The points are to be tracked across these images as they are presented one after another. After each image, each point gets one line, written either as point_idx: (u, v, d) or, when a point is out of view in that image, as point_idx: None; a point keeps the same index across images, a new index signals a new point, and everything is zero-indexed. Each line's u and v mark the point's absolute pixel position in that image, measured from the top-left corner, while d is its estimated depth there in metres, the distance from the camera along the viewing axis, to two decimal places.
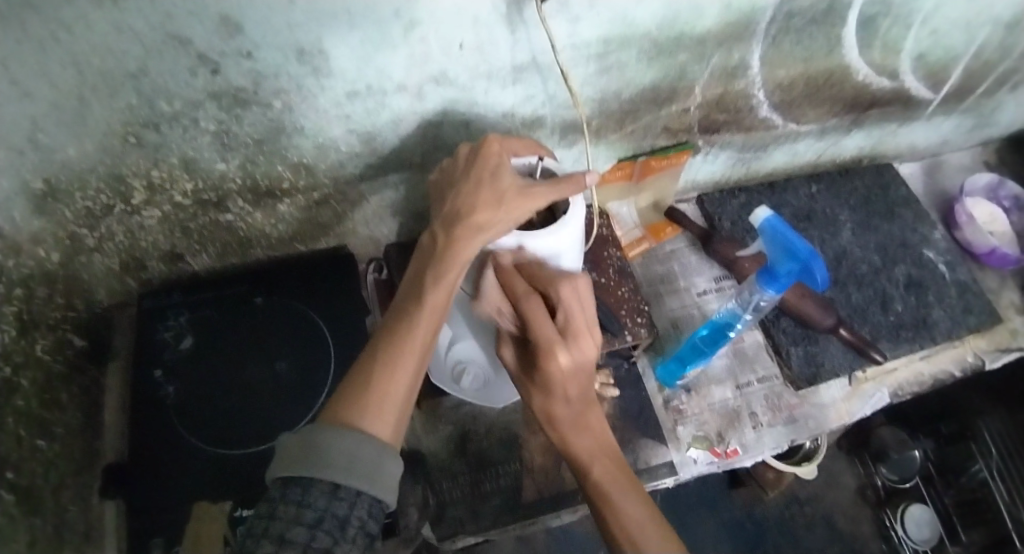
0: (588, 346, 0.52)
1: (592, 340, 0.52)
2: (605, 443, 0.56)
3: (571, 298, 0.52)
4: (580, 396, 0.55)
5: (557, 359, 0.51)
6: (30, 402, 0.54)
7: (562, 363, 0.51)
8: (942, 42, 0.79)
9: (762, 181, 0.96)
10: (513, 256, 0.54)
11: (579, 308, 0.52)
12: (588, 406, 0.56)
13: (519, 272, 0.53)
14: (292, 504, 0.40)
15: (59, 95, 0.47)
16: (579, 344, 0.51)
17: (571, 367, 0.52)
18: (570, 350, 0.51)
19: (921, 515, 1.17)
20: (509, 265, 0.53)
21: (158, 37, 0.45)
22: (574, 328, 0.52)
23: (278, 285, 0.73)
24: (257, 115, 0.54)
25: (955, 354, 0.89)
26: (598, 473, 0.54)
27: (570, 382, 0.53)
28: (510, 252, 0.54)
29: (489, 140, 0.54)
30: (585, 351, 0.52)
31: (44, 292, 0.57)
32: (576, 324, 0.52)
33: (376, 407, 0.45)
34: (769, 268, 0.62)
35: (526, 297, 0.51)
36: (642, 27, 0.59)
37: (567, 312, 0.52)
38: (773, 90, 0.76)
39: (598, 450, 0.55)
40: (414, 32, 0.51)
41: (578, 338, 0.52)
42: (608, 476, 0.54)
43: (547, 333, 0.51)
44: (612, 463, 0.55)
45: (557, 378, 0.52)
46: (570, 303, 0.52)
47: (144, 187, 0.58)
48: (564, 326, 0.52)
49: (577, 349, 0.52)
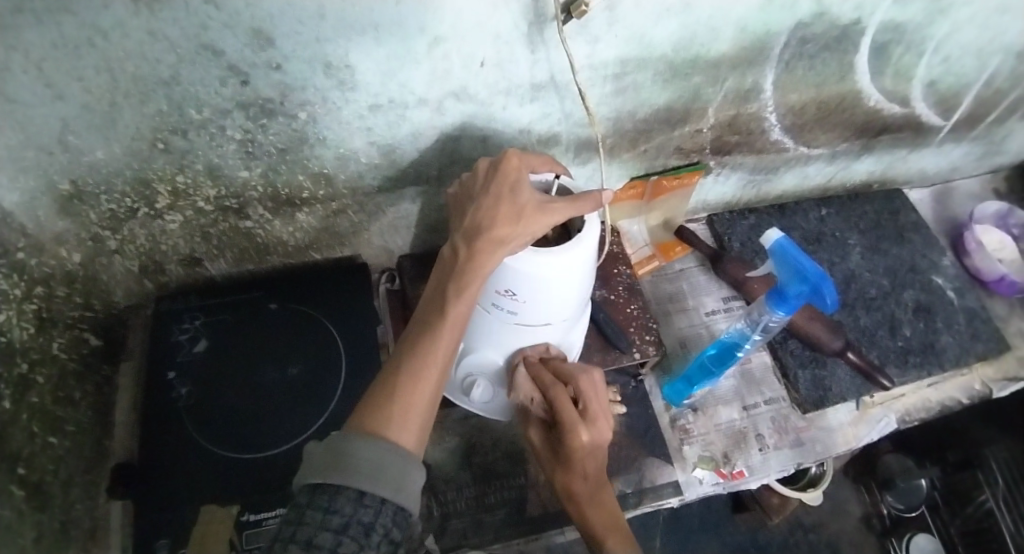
0: (605, 429, 0.59)
1: (608, 424, 0.59)
2: (618, 520, 0.61)
3: (589, 389, 0.60)
4: (595, 475, 0.62)
5: (576, 439, 0.58)
6: (43, 398, 0.55)
7: (583, 442, 0.58)
8: (953, 70, 0.80)
9: (772, 204, 0.97)
10: (541, 354, 0.63)
11: (597, 397, 0.60)
12: (602, 486, 0.63)
13: (544, 364, 0.62)
14: (319, 510, 0.40)
15: (92, 99, 0.49)
16: (598, 428, 0.59)
17: (589, 445, 0.59)
18: (590, 431, 0.58)
19: (927, 544, 1.14)
20: (537, 358, 0.63)
21: (192, 47, 0.47)
22: (593, 414, 0.59)
23: (293, 294, 0.74)
24: (281, 125, 0.56)
25: (962, 381, 0.89)
26: (611, 544, 0.59)
27: (588, 459, 0.60)
28: (539, 347, 0.63)
29: (508, 156, 0.55)
30: (602, 435, 0.59)
31: (63, 290, 0.59)
32: (595, 411, 0.59)
33: (398, 415, 0.45)
34: (778, 289, 0.62)
35: (552, 384, 0.59)
36: (658, 50, 0.61)
37: (587, 400, 0.59)
38: (785, 114, 0.77)
39: (612, 525, 0.60)
40: (437, 49, 0.52)
41: (596, 423, 0.59)
42: (622, 550, 0.58)
43: (568, 414, 0.58)
44: (623, 533, 0.60)
45: (578, 455, 0.60)
46: (589, 394, 0.59)
47: (169, 192, 0.60)
48: (586, 411, 0.59)
49: (595, 431, 0.59)
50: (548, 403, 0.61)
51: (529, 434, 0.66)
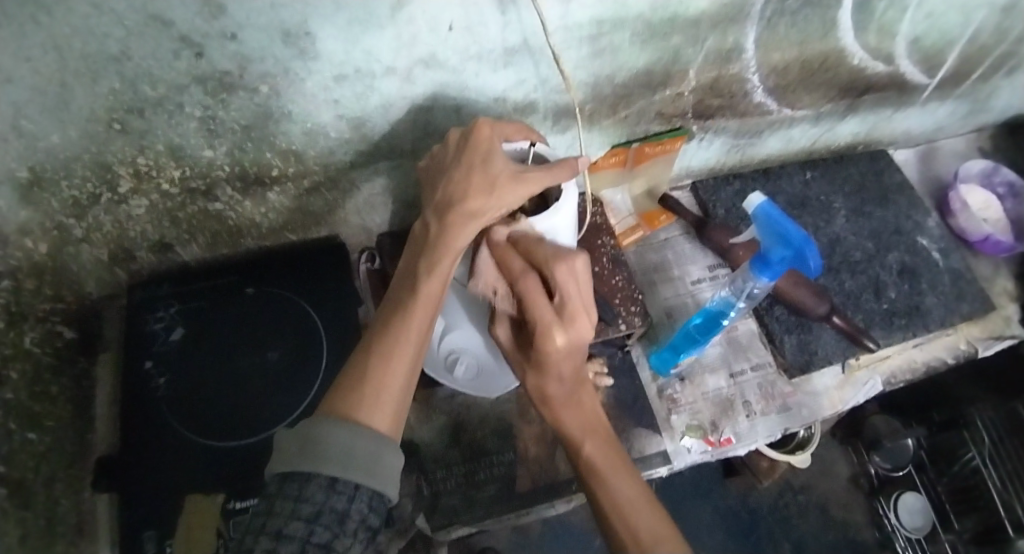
0: (585, 325, 0.50)
1: (588, 319, 0.50)
2: (596, 424, 0.57)
3: (568, 280, 0.48)
4: (572, 374, 0.54)
5: (551, 341, 0.49)
6: (19, 393, 0.53)
7: (558, 344, 0.50)
8: (937, 25, 0.79)
9: (756, 168, 0.96)
10: (507, 231, 0.51)
11: (578, 291, 0.49)
12: (581, 385, 0.57)
13: (512, 248, 0.51)
14: (290, 499, 0.39)
15: (41, 80, 0.46)
16: (577, 328, 0.49)
17: (565, 347, 0.50)
18: (566, 331, 0.49)
19: (914, 502, 1.19)
20: (502, 240, 0.52)
21: (140, 18, 0.44)
22: (571, 309, 0.49)
23: (269, 277, 0.72)
24: (243, 100, 0.53)
25: (948, 341, 0.89)
26: (588, 448, 0.55)
27: (564, 357, 0.51)
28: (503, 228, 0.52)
29: (479, 125, 0.53)
30: (581, 334, 0.50)
31: (32, 283, 0.56)
32: (575, 308, 0.49)
33: (371, 398, 0.44)
34: (762, 255, 0.61)
35: (522, 274, 0.50)
36: (634, 10, 0.58)
37: (565, 295, 0.49)
38: (767, 74, 0.75)
39: (588, 428, 0.56)
40: (402, 13, 0.50)
41: (574, 319, 0.49)
42: (598, 453, 0.54)
43: (540, 312, 0.49)
44: (603, 437, 0.56)
45: (552, 357, 0.51)
46: (567, 286, 0.48)
47: (131, 174, 0.57)
48: (562, 307, 0.49)
49: (573, 329, 0.49)
50: (517, 297, 0.51)
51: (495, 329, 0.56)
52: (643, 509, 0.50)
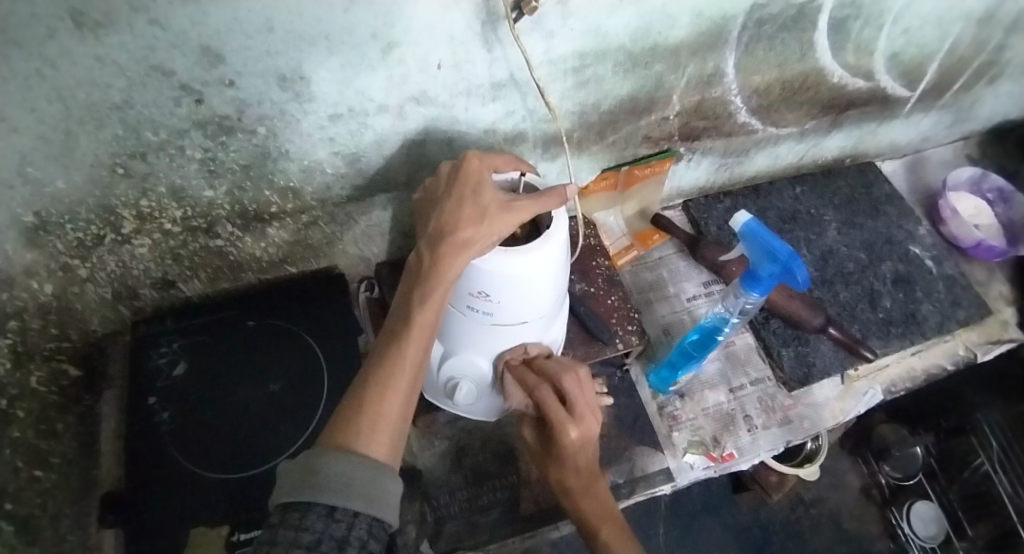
0: (594, 423, 0.59)
1: (596, 419, 0.59)
2: (610, 508, 0.61)
3: (575, 389, 0.60)
4: (587, 469, 0.61)
5: (566, 436, 0.58)
6: (26, 432, 0.54)
7: (573, 437, 0.58)
8: (914, 41, 0.81)
9: (746, 186, 0.97)
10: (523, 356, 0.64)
11: (582, 394, 0.60)
12: (595, 478, 0.62)
13: (527, 366, 0.62)
14: (291, 528, 0.40)
15: (46, 129, 0.48)
16: (586, 423, 0.59)
17: (580, 440, 0.59)
18: (579, 427, 0.58)
19: (927, 511, 1.17)
20: (520, 361, 0.63)
21: (142, 70, 0.46)
22: (580, 411, 0.59)
23: (270, 309, 0.73)
24: (242, 141, 0.55)
25: (947, 348, 0.90)
26: (605, 531, 0.60)
27: (579, 456, 0.60)
28: (519, 350, 0.63)
29: (469, 157, 0.55)
30: (591, 432, 0.59)
31: (37, 322, 0.58)
32: (583, 409, 0.59)
33: (369, 427, 0.45)
34: (751, 271, 0.63)
35: (538, 385, 0.60)
36: (615, 41, 0.61)
37: (573, 398, 0.59)
38: (750, 96, 0.77)
39: (603, 511, 0.61)
40: (392, 54, 0.52)
41: (584, 418, 0.59)
42: (615, 538, 0.59)
43: (554, 411, 0.58)
44: (617, 524, 0.60)
45: (568, 453, 0.60)
46: (575, 394, 0.59)
47: (134, 216, 0.59)
48: (573, 409, 0.59)
49: (584, 426, 0.59)
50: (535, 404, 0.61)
51: (523, 433, 0.66)
52: None
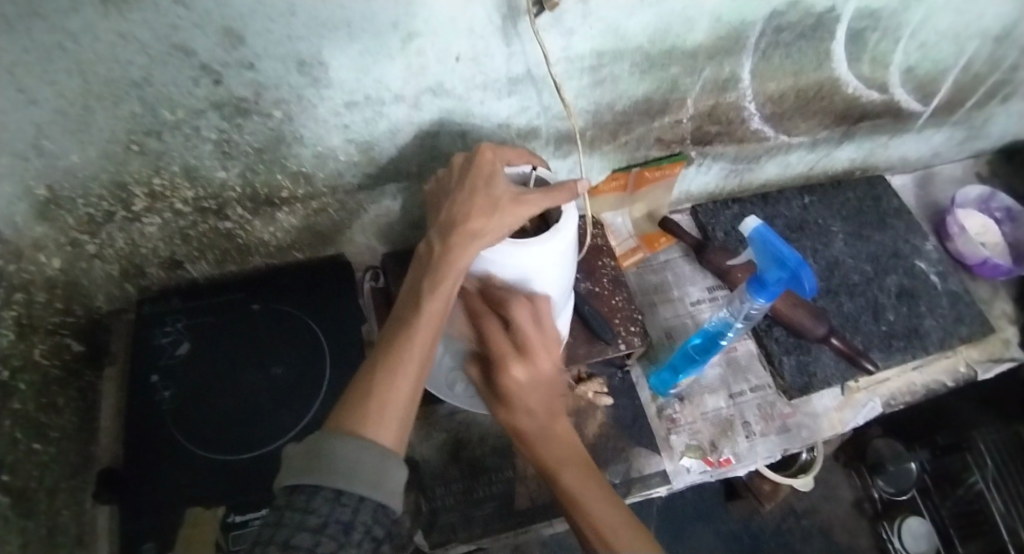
0: (544, 359, 0.54)
1: (548, 354, 0.54)
2: (573, 448, 0.56)
3: (524, 317, 0.54)
4: (544, 410, 0.55)
5: (509, 371, 0.54)
6: (27, 404, 0.54)
7: (516, 375, 0.54)
8: (930, 55, 0.81)
9: (755, 193, 0.97)
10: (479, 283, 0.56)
11: (533, 329, 0.54)
12: (555, 415, 0.56)
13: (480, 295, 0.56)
14: (297, 511, 0.40)
15: (64, 102, 0.48)
16: (535, 359, 0.54)
17: (527, 379, 0.54)
18: (525, 365, 0.54)
19: (918, 527, 1.16)
20: (473, 289, 0.56)
21: (162, 48, 0.47)
22: (531, 347, 0.54)
23: (275, 293, 0.74)
24: (257, 124, 0.55)
25: (947, 364, 0.90)
26: (566, 476, 0.54)
27: (533, 396, 0.54)
28: (472, 278, 0.56)
29: (482, 149, 0.55)
30: (541, 370, 0.54)
31: (43, 296, 0.58)
32: (532, 343, 0.54)
33: (377, 412, 0.46)
34: (758, 276, 0.62)
35: (485, 316, 0.55)
36: (634, 41, 0.61)
37: (523, 331, 0.54)
38: (764, 103, 0.77)
39: (565, 455, 0.55)
40: (412, 44, 0.52)
41: (533, 354, 0.54)
42: (575, 480, 0.54)
43: (500, 344, 0.54)
44: (582, 469, 0.55)
45: (516, 392, 0.54)
46: (523, 322, 0.54)
47: (146, 194, 0.59)
48: (519, 341, 0.54)
49: (530, 362, 0.54)
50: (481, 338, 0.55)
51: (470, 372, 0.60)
52: (625, 535, 0.51)
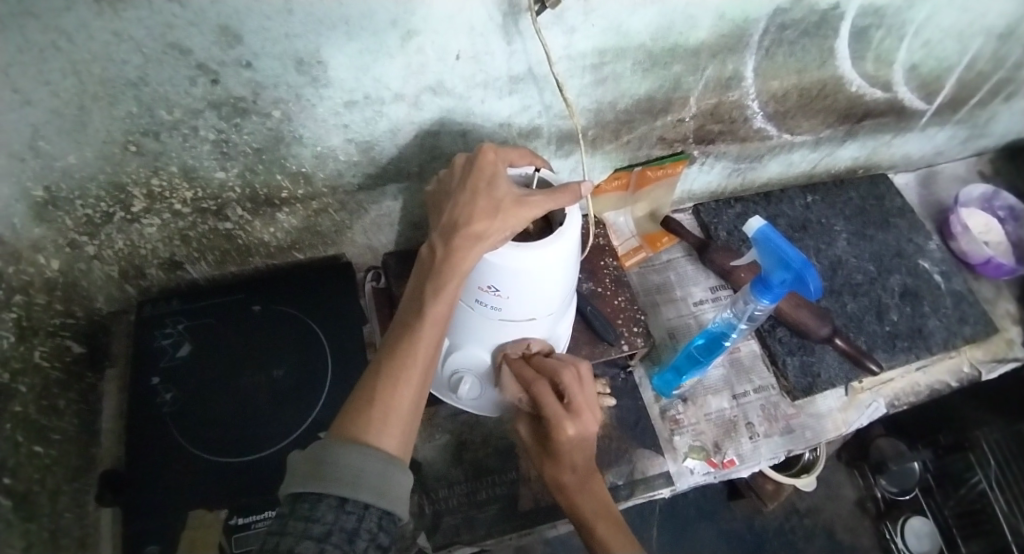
0: (590, 420, 0.58)
1: (594, 416, 0.58)
2: (609, 507, 0.60)
3: (573, 383, 0.58)
4: (583, 465, 0.60)
5: (563, 431, 0.56)
6: (26, 407, 0.54)
7: (568, 433, 0.57)
8: (934, 53, 0.80)
9: (758, 193, 0.97)
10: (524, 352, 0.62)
11: (581, 391, 0.58)
12: (590, 470, 0.61)
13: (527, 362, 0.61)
14: (301, 519, 0.40)
15: (60, 102, 0.48)
16: (583, 419, 0.57)
17: (575, 437, 0.57)
18: (576, 424, 0.57)
19: (921, 527, 1.17)
20: (519, 355, 0.62)
21: (159, 47, 0.46)
22: (579, 408, 0.57)
23: (275, 294, 0.73)
24: (256, 124, 0.55)
25: (951, 364, 0.89)
26: (601, 530, 0.57)
27: (577, 453, 0.58)
28: (520, 344, 0.62)
29: (484, 150, 0.54)
30: (588, 427, 0.58)
31: (43, 298, 0.57)
32: (580, 404, 0.58)
33: (380, 417, 0.45)
34: (762, 277, 0.62)
35: (535, 379, 0.58)
36: (636, 39, 0.60)
37: (571, 394, 0.58)
38: (766, 101, 0.76)
39: (601, 510, 0.59)
40: (412, 42, 0.52)
41: (581, 414, 0.57)
42: (613, 536, 0.57)
43: (553, 406, 0.57)
44: (616, 524, 0.59)
45: (565, 449, 0.58)
46: (573, 388, 0.58)
47: (145, 195, 0.59)
48: (568, 403, 0.58)
49: (581, 422, 0.57)
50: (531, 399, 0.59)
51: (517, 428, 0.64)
52: None
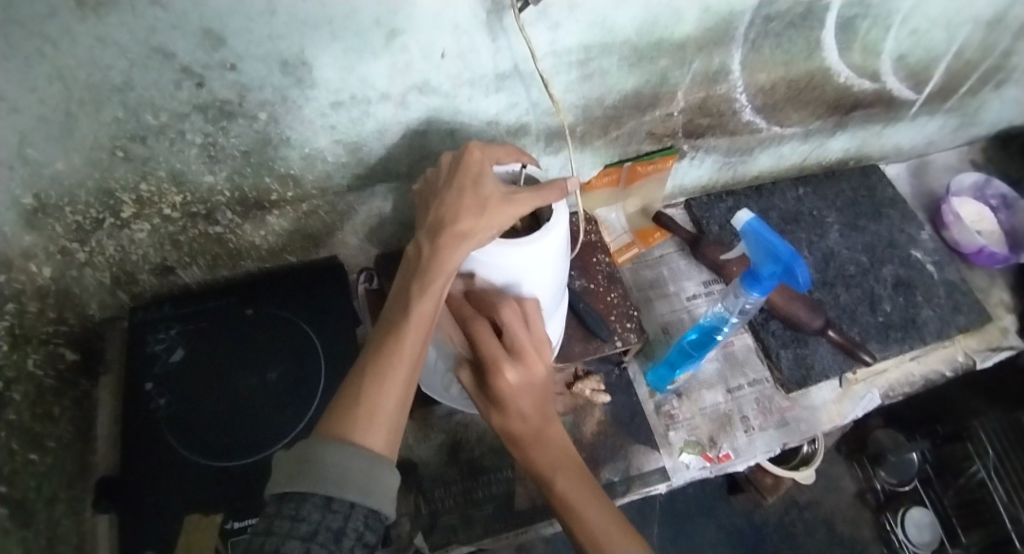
0: (534, 361, 0.54)
1: (539, 357, 0.55)
2: (564, 453, 0.56)
3: (513, 320, 0.54)
4: (534, 410, 0.55)
5: (503, 376, 0.53)
6: (20, 415, 0.54)
7: (510, 378, 0.53)
8: (921, 42, 0.80)
9: (749, 186, 0.97)
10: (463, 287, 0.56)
11: (524, 331, 0.54)
12: (546, 416, 0.56)
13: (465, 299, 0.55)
14: (287, 518, 0.40)
15: (46, 109, 0.48)
16: (526, 362, 0.54)
17: (519, 381, 0.54)
18: (518, 368, 0.53)
19: (921, 517, 1.17)
20: (460, 294, 0.56)
21: (143, 51, 0.46)
22: (523, 350, 0.54)
23: (268, 296, 0.73)
24: (243, 127, 0.55)
25: (946, 353, 0.90)
26: (561, 483, 0.54)
27: (525, 399, 0.55)
28: (461, 284, 0.56)
29: (471, 148, 0.54)
30: (532, 371, 0.54)
31: (34, 306, 0.57)
32: (522, 345, 0.54)
33: (368, 416, 0.45)
34: (752, 270, 0.62)
35: (472, 320, 0.54)
36: (621, 34, 0.60)
37: (512, 334, 0.54)
38: (755, 94, 0.77)
39: (555, 458, 0.56)
40: (396, 41, 0.52)
41: (524, 355, 0.54)
42: (569, 486, 0.54)
43: (491, 348, 0.53)
44: (573, 471, 0.55)
45: (509, 394, 0.54)
46: (512, 325, 0.53)
47: (134, 201, 0.59)
48: (510, 344, 0.54)
49: (523, 365, 0.54)
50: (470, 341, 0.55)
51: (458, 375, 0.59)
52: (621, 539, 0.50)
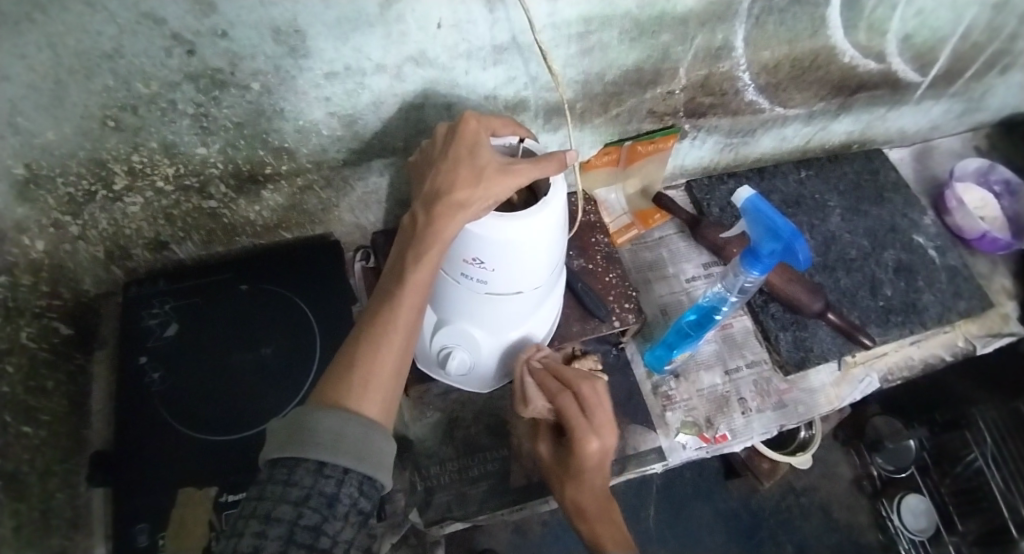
0: (613, 437, 0.60)
1: (616, 432, 0.60)
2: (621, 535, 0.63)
3: (595, 398, 0.60)
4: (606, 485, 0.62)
5: (586, 446, 0.58)
6: (14, 388, 0.53)
7: (591, 448, 0.59)
8: (927, 22, 0.79)
9: (751, 168, 0.96)
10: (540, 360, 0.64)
11: (604, 408, 0.60)
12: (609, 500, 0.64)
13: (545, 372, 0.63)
14: (279, 483, 0.40)
15: (36, 77, 0.47)
16: (606, 436, 0.59)
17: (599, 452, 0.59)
18: (599, 441, 0.59)
19: (918, 504, 1.17)
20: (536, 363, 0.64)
21: (132, 16, 0.45)
22: (603, 425, 0.59)
23: (263, 272, 0.73)
24: (235, 97, 0.54)
25: (945, 338, 0.89)
26: None
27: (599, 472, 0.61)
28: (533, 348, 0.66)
29: (466, 118, 0.53)
30: (610, 444, 0.60)
31: (27, 279, 0.57)
32: (603, 421, 0.59)
33: (360, 384, 0.45)
34: (752, 248, 0.61)
35: (558, 394, 0.61)
36: (622, 6, 0.59)
37: (593, 411, 0.59)
38: (758, 72, 0.75)
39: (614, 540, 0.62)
40: (391, 10, 0.51)
41: (604, 431, 0.59)
42: None
43: (576, 422, 0.59)
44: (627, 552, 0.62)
45: (587, 464, 0.60)
46: (595, 403, 0.60)
47: (126, 171, 0.58)
48: (592, 419, 0.59)
49: (604, 438, 0.59)
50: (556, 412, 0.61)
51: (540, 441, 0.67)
52: None
